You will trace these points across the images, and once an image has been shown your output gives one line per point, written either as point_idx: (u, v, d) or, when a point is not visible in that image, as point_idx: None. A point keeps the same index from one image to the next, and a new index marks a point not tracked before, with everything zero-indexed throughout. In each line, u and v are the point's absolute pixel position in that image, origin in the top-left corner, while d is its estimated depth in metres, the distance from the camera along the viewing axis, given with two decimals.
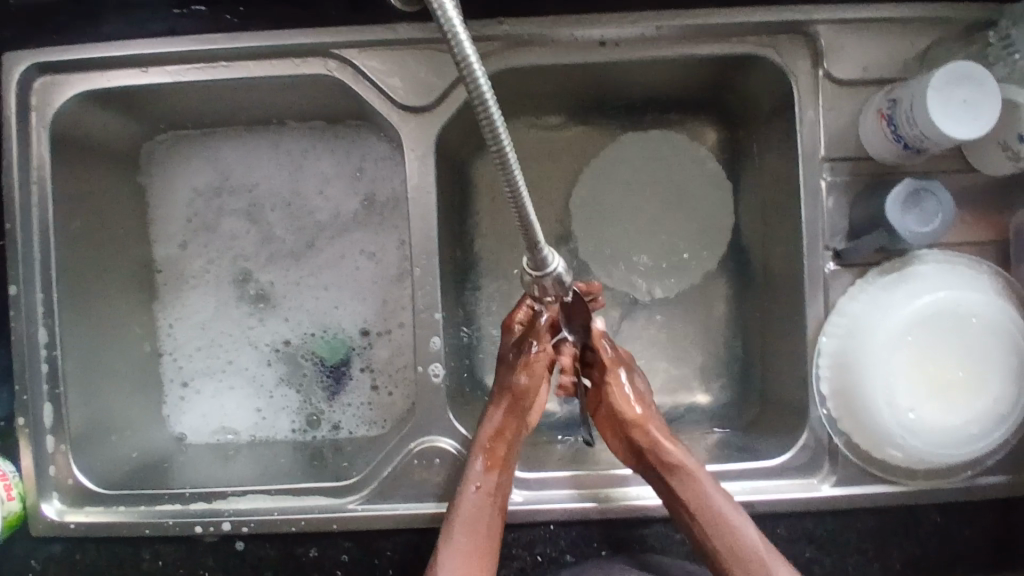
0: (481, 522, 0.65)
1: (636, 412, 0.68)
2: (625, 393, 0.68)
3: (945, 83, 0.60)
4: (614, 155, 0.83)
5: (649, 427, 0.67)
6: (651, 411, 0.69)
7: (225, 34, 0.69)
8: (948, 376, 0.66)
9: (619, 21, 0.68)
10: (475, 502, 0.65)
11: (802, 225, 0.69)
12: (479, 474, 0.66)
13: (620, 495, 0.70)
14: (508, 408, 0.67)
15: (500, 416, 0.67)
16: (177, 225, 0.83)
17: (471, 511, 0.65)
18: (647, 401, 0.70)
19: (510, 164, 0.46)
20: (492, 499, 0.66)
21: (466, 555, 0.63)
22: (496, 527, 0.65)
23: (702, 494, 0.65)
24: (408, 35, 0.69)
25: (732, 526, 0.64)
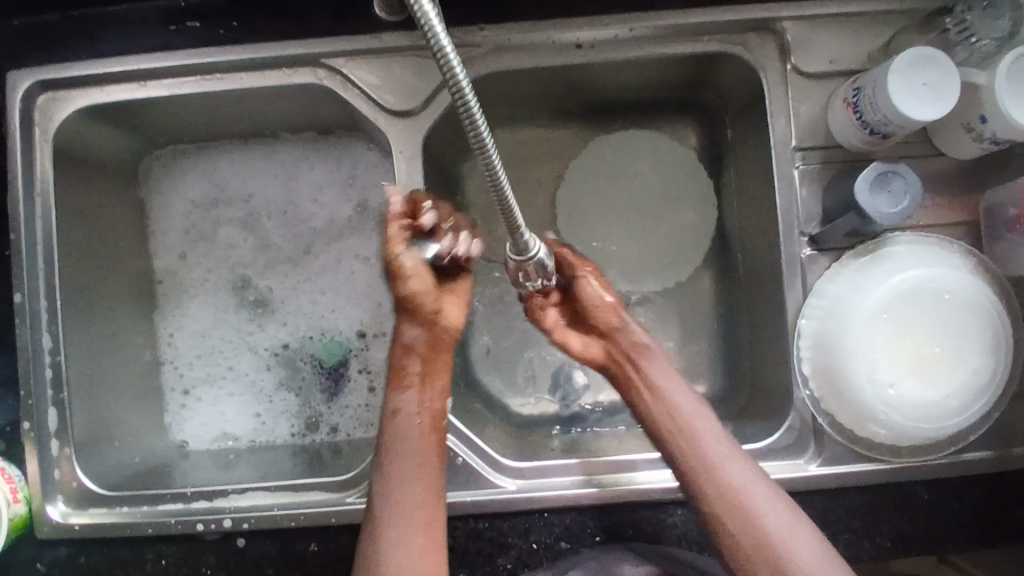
0: (416, 445, 0.65)
1: (608, 308, 0.69)
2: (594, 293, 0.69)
3: (905, 67, 0.63)
4: (596, 157, 0.87)
5: (617, 320, 0.69)
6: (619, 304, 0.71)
7: (220, 48, 0.72)
8: (925, 351, 0.68)
9: (595, 24, 0.71)
10: (402, 428, 0.65)
11: (779, 213, 0.72)
12: (401, 395, 0.66)
13: (624, 480, 0.71)
14: (423, 317, 0.63)
15: (420, 330, 0.64)
16: (176, 236, 0.86)
17: (403, 438, 0.65)
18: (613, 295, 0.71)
19: (489, 151, 0.47)
20: (422, 419, 0.66)
21: (409, 483, 0.63)
22: (433, 446, 0.66)
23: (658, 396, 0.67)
24: (393, 43, 0.72)
25: (667, 396, 0.67)
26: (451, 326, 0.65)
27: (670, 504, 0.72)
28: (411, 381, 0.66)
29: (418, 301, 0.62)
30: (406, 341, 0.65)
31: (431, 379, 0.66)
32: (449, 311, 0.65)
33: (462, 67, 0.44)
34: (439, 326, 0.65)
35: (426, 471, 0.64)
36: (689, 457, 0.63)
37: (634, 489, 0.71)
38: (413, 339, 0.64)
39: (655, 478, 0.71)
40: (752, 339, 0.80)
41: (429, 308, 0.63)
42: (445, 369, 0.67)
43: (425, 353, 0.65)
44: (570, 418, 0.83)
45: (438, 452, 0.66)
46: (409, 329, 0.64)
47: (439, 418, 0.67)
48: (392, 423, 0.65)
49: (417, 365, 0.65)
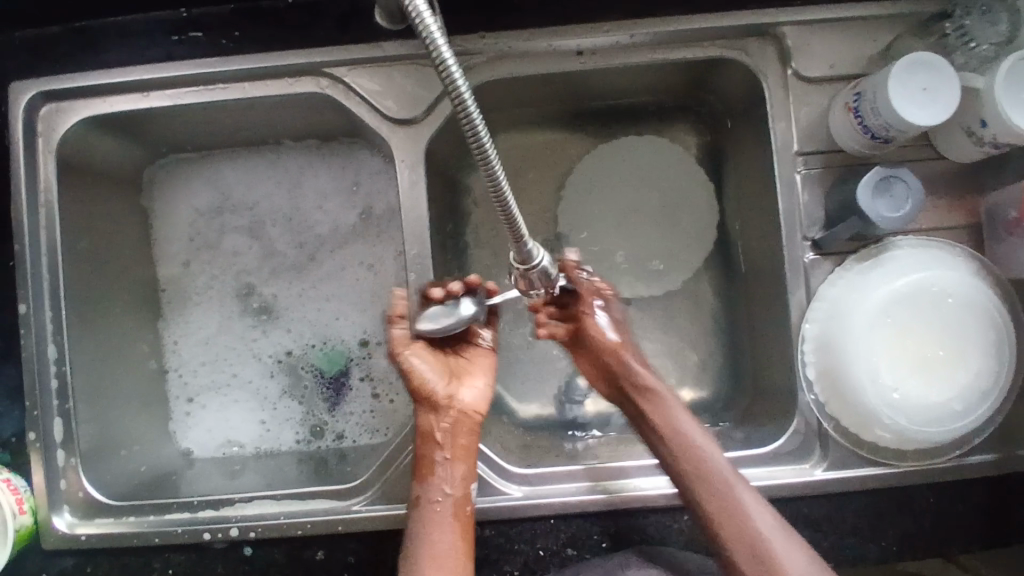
0: (441, 532, 0.65)
1: (612, 339, 0.71)
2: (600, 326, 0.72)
3: (905, 73, 0.63)
4: (597, 162, 0.87)
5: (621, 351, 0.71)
6: (626, 337, 0.72)
7: (222, 59, 0.73)
8: (929, 354, 0.68)
9: (595, 31, 0.71)
10: (425, 517, 0.66)
11: (781, 218, 0.72)
12: (423, 485, 0.67)
13: (620, 487, 0.71)
14: (437, 405, 0.68)
15: (433, 417, 0.68)
16: (179, 244, 0.86)
17: (429, 524, 0.65)
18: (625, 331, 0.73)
19: (491, 161, 0.48)
20: (444, 506, 0.66)
21: (428, 566, 0.63)
22: (459, 536, 0.65)
23: (698, 467, 0.65)
24: (395, 51, 0.72)
25: (703, 467, 0.65)
26: (470, 411, 0.68)
27: (675, 509, 0.72)
28: (432, 470, 0.67)
29: (427, 389, 0.68)
30: (422, 430, 0.68)
31: (453, 466, 0.67)
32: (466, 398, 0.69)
33: (464, 79, 0.45)
34: (457, 413, 0.68)
35: (448, 559, 0.63)
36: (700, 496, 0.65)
37: (636, 495, 0.71)
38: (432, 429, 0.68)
39: (633, 485, 0.72)
40: (755, 342, 0.81)
41: (440, 395, 0.68)
42: (471, 458, 0.68)
43: (445, 441, 0.67)
44: (575, 422, 0.83)
45: (460, 537, 0.65)
46: (425, 420, 0.68)
47: (463, 505, 0.66)
48: (416, 513, 0.66)
49: (441, 453, 0.67)
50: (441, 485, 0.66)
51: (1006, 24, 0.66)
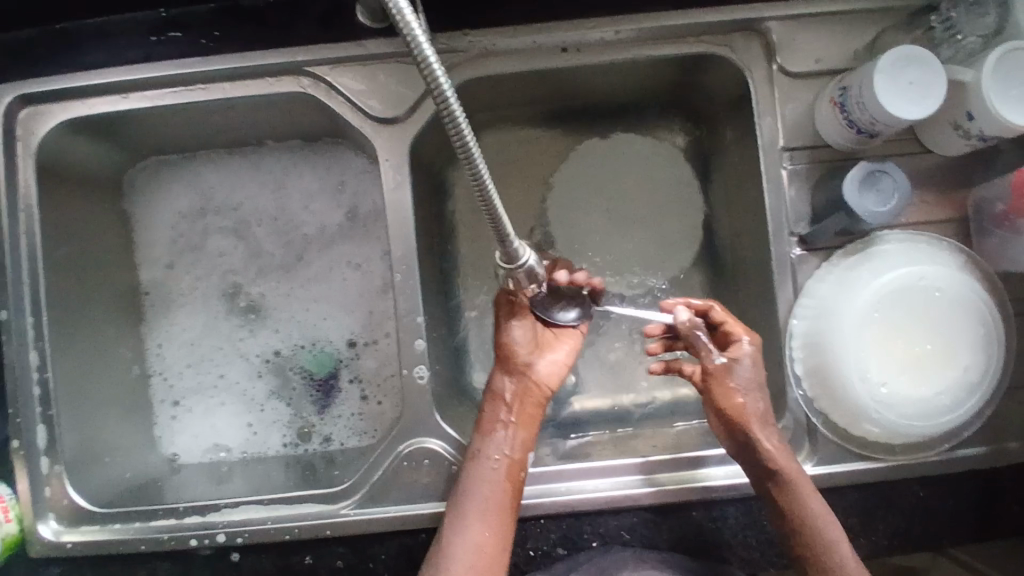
0: (491, 488, 0.65)
1: (740, 401, 0.65)
2: (727, 386, 0.66)
3: (891, 67, 0.63)
4: (585, 160, 0.87)
5: (753, 410, 0.65)
6: (759, 404, 0.65)
7: (202, 58, 0.72)
8: (917, 349, 0.68)
9: (580, 27, 0.71)
10: (481, 469, 0.66)
11: (768, 213, 0.72)
12: (487, 440, 0.68)
13: (694, 477, 0.71)
14: (515, 369, 0.70)
15: (509, 381, 0.70)
16: (163, 247, 0.85)
17: (479, 479, 0.66)
18: (759, 390, 0.66)
19: (476, 162, 0.48)
20: (500, 465, 0.66)
21: (475, 522, 0.64)
22: (507, 495, 0.66)
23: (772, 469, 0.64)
24: (378, 49, 0.71)
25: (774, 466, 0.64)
26: (543, 383, 0.70)
27: (665, 507, 0.71)
28: (495, 427, 0.68)
29: (511, 355, 0.70)
30: (496, 390, 0.70)
31: (515, 430, 0.68)
32: (546, 367, 0.70)
33: (448, 80, 0.45)
34: (530, 381, 0.70)
35: (499, 515, 0.65)
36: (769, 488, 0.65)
37: (625, 494, 0.71)
38: (502, 388, 0.70)
39: (623, 483, 0.71)
40: None
41: (519, 361, 0.70)
42: (532, 426, 0.69)
43: (514, 404, 0.69)
44: (565, 421, 0.83)
45: (512, 499, 0.66)
46: (501, 380, 0.70)
47: (518, 469, 0.67)
48: (473, 462, 0.67)
49: (506, 415, 0.69)
50: (500, 445, 0.67)
51: (992, 17, 0.66)
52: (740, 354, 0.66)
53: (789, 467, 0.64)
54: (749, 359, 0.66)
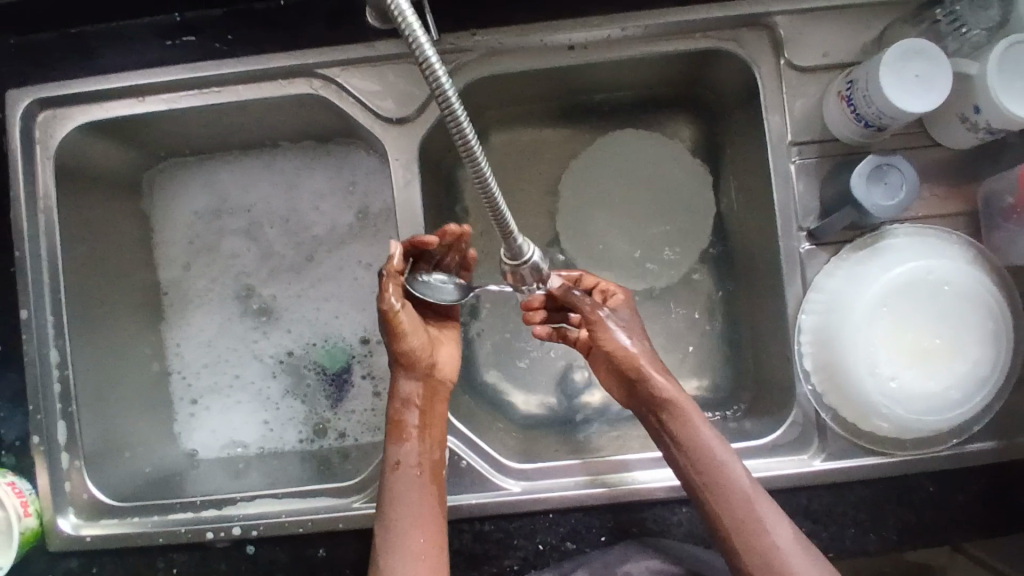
0: (417, 493, 0.66)
1: (629, 348, 0.67)
2: (612, 333, 0.68)
3: (897, 61, 0.63)
4: (594, 157, 0.87)
5: (643, 349, 0.68)
6: (646, 348, 0.68)
7: (215, 62, 0.73)
8: (927, 343, 0.67)
9: (585, 26, 0.71)
10: (404, 478, 0.66)
11: (776, 209, 0.72)
12: (405, 447, 0.67)
13: (624, 480, 0.71)
14: (420, 370, 0.69)
15: (416, 383, 0.68)
16: (179, 247, 0.87)
17: (404, 489, 0.66)
18: (641, 337, 0.69)
19: (480, 162, 0.48)
20: (423, 469, 0.67)
21: (409, 531, 0.64)
22: (434, 494, 0.66)
23: (693, 438, 0.65)
24: (386, 51, 0.72)
25: (694, 434, 0.65)
26: (444, 378, 0.71)
27: (675, 501, 0.72)
28: (411, 433, 0.67)
29: (416, 356, 0.68)
30: (403, 394, 0.68)
31: (426, 430, 0.68)
32: (442, 359, 0.71)
33: (450, 80, 0.46)
34: (432, 379, 0.70)
35: (428, 513, 0.65)
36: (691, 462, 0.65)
37: (634, 489, 0.71)
38: (410, 391, 0.68)
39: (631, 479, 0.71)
40: (754, 334, 0.80)
41: (424, 363, 0.69)
42: (438, 422, 0.70)
43: (422, 405, 0.69)
44: (576, 417, 0.84)
45: (435, 489, 0.67)
46: (405, 383, 0.68)
47: (438, 466, 0.68)
48: (395, 475, 0.66)
49: (414, 417, 0.68)
50: (415, 450, 0.67)
51: (997, 10, 0.66)
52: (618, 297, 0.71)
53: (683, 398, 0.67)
54: (624, 307, 0.70)
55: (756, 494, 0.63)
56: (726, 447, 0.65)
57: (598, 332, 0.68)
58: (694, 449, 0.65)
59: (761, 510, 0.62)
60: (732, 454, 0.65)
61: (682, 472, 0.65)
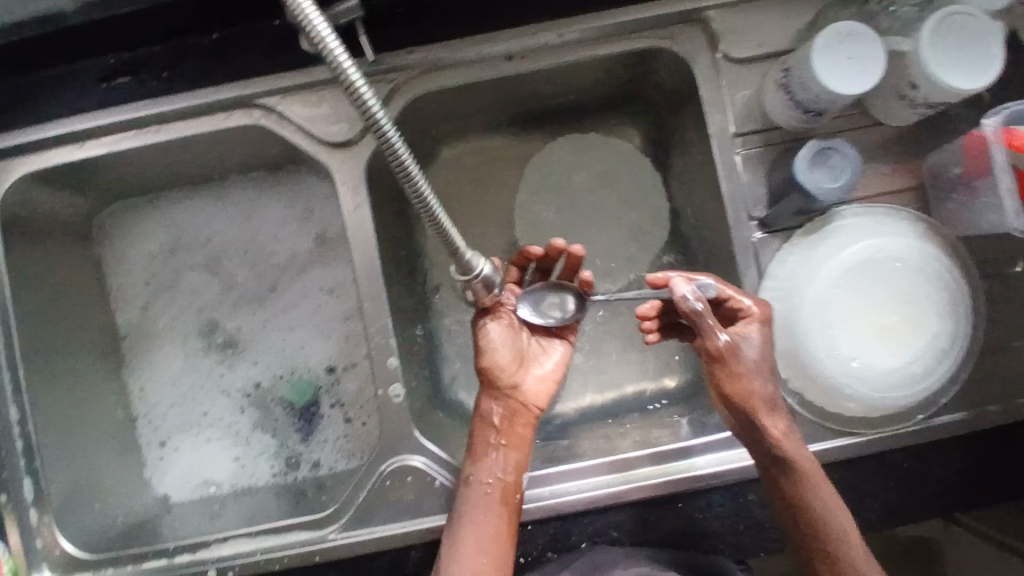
0: (486, 513, 0.65)
1: (748, 388, 0.64)
2: (732, 369, 0.65)
3: (829, 45, 0.63)
4: (546, 164, 0.88)
5: (765, 396, 0.64)
6: (768, 388, 0.65)
7: (154, 100, 0.72)
8: (884, 320, 0.68)
9: (523, 34, 0.72)
10: (475, 494, 0.66)
11: (726, 200, 0.72)
12: (481, 463, 0.67)
13: (608, 483, 0.71)
14: (500, 390, 0.70)
15: (496, 404, 0.70)
16: (137, 289, 0.86)
17: (473, 505, 0.65)
18: (766, 372, 0.65)
19: (419, 183, 0.50)
20: (493, 488, 0.66)
21: (473, 550, 0.63)
22: (503, 517, 0.65)
23: (803, 501, 0.63)
24: (325, 75, 0.72)
25: (807, 497, 0.63)
26: (533, 405, 0.71)
27: (651, 501, 0.71)
28: (485, 450, 0.68)
29: (497, 376, 0.70)
30: (484, 413, 0.70)
31: (506, 451, 0.68)
32: (531, 386, 0.71)
33: (378, 105, 0.47)
34: (516, 403, 0.70)
35: (494, 539, 0.64)
36: (797, 520, 0.64)
37: (608, 494, 0.71)
38: (488, 410, 0.70)
39: (605, 483, 0.71)
40: None
41: (506, 382, 0.70)
42: (523, 447, 0.69)
43: (502, 427, 0.69)
44: (551, 425, 0.83)
45: (510, 515, 0.66)
46: (487, 403, 0.70)
47: (512, 491, 0.67)
48: (466, 489, 0.66)
49: (495, 437, 0.68)
50: (491, 469, 0.67)
51: None
52: (753, 338, 0.65)
53: (800, 457, 0.64)
54: (753, 339, 0.65)
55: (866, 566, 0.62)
56: (832, 506, 0.63)
57: (717, 374, 0.66)
58: (802, 510, 0.63)
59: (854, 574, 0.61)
60: (839, 515, 0.63)
61: (789, 523, 0.65)
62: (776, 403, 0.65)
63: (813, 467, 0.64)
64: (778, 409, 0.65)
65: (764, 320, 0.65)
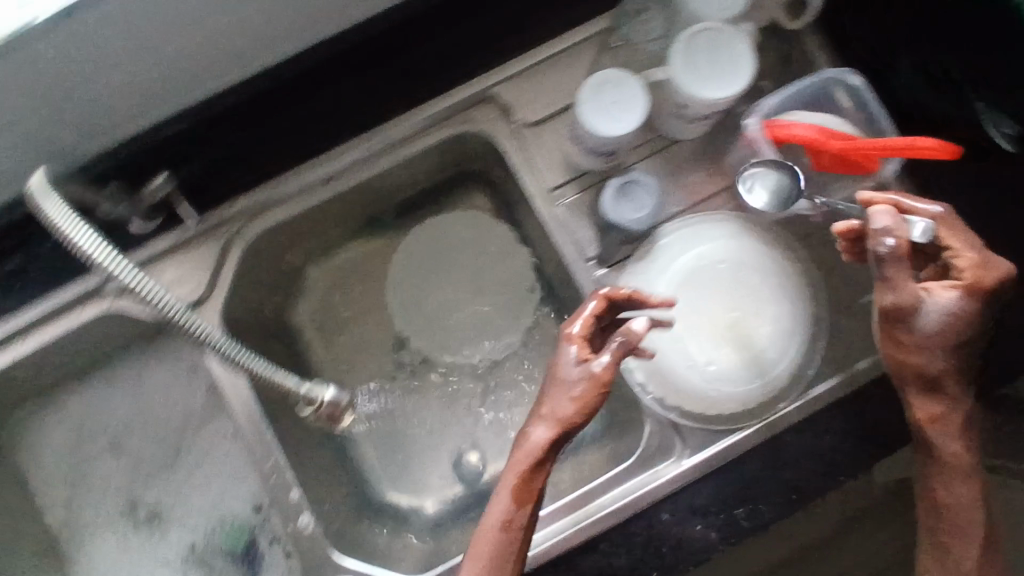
0: (509, 557, 0.61)
1: (913, 356, 0.62)
2: (907, 332, 0.61)
3: (590, 96, 0.68)
4: (409, 254, 0.91)
5: (933, 371, 0.62)
6: (936, 364, 0.61)
7: (8, 315, 0.75)
8: (727, 317, 0.73)
9: (333, 157, 0.76)
10: (506, 539, 0.61)
11: (562, 249, 0.75)
12: (498, 500, 0.61)
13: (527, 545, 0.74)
14: (565, 434, 0.62)
15: (556, 447, 0.62)
16: (53, 488, 0.87)
17: (497, 549, 0.60)
18: (940, 347, 0.61)
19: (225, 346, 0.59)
20: (524, 533, 0.61)
21: None
22: (517, 560, 0.61)
23: (949, 475, 0.64)
24: (156, 249, 0.74)
25: (960, 471, 0.64)
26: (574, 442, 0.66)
27: (571, 551, 0.74)
28: (533, 495, 0.61)
29: (570, 424, 0.61)
30: (536, 455, 0.61)
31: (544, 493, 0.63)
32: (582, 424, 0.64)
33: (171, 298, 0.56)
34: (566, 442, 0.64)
35: None
36: (933, 483, 0.65)
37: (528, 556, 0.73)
38: (545, 453, 0.61)
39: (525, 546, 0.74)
40: None
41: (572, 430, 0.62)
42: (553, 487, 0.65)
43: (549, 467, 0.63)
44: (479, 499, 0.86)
45: (521, 550, 0.61)
46: (539, 436, 0.61)
47: (531, 531, 0.63)
48: (498, 533, 0.61)
49: (543, 480, 0.62)
50: (527, 511, 0.61)
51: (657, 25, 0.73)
52: (943, 307, 0.59)
53: (947, 446, 0.64)
54: (947, 312, 0.59)
55: (963, 550, 0.64)
56: (965, 501, 0.64)
57: (885, 329, 0.62)
58: (948, 480, 0.64)
59: (955, 565, 0.64)
60: (967, 511, 0.64)
61: (922, 478, 0.67)
62: (946, 383, 0.63)
63: (960, 459, 0.64)
64: (947, 391, 0.63)
65: (988, 290, 0.59)
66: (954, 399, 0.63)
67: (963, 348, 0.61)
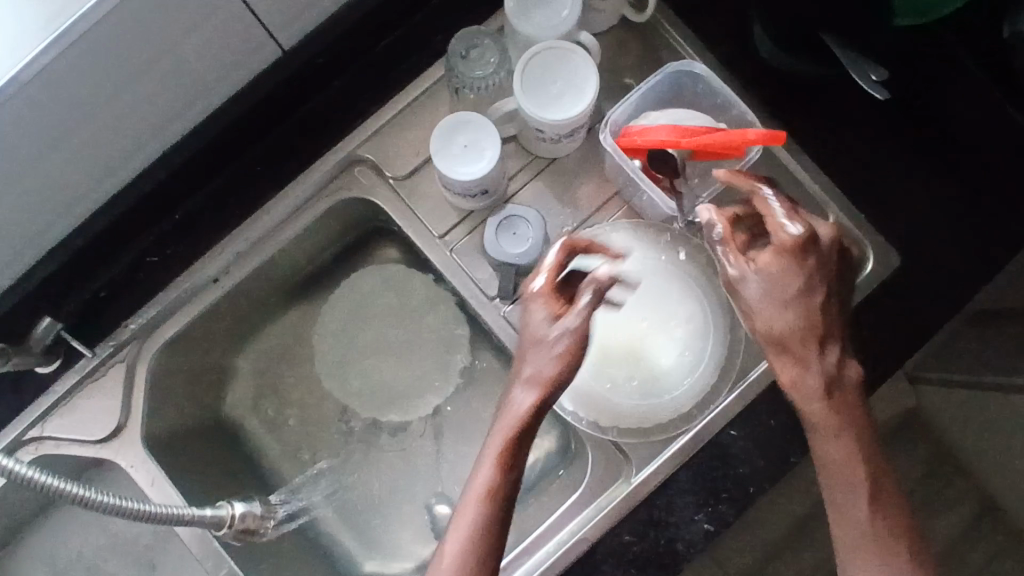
0: (485, 541, 0.54)
1: (757, 325, 0.60)
2: (745, 301, 0.60)
3: (441, 143, 0.67)
4: (328, 322, 0.88)
5: (776, 335, 0.59)
6: (782, 326, 0.58)
7: None
8: (636, 329, 0.72)
9: (217, 254, 0.76)
10: (485, 518, 0.54)
11: (465, 294, 0.74)
12: (482, 467, 0.55)
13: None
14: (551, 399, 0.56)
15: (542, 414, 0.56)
16: None
17: (476, 528, 0.54)
18: (782, 310, 0.58)
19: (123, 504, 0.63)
20: (505, 515, 0.55)
21: None
22: (497, 546, 0.55)
23: (825, 438, 0.60)
24: (66, 385, 0.74)
25: (831, 434, 0.59)
26: None
27: None
28: (518, 468, 0.55)
29: (556, 383, 0.55)
30: (520, 419, 0.55)
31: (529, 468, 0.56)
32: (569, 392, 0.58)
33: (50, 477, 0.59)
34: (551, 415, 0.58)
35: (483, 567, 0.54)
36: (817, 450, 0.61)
37: None
38: (528, 421, 0.55)
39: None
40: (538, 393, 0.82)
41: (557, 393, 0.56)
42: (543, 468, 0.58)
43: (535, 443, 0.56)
44: None
45: (501, 536, 0.55)
46: (522, 398, 0.55)
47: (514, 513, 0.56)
48: (478, 510, 0.54)
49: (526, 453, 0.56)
50: (512, 485, 0.55)
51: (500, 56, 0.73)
52: (761, 274, 0.58)
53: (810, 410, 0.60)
54: (767, 278, 0.58)
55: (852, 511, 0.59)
56: (842, 459, 0.59)
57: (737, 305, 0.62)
58: (824, 444, 0.60)
59: (845, 526, 0.59)
60: (842, 468, 0.59)
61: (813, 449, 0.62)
62: (794, 346, 0.58)
63: (825, 420, 0.59)
64: (800, 353, 0.59)
65: (799, 250, 0.57)
66: (810, 362, 0.59)
67: (804, 306, 0.58)
